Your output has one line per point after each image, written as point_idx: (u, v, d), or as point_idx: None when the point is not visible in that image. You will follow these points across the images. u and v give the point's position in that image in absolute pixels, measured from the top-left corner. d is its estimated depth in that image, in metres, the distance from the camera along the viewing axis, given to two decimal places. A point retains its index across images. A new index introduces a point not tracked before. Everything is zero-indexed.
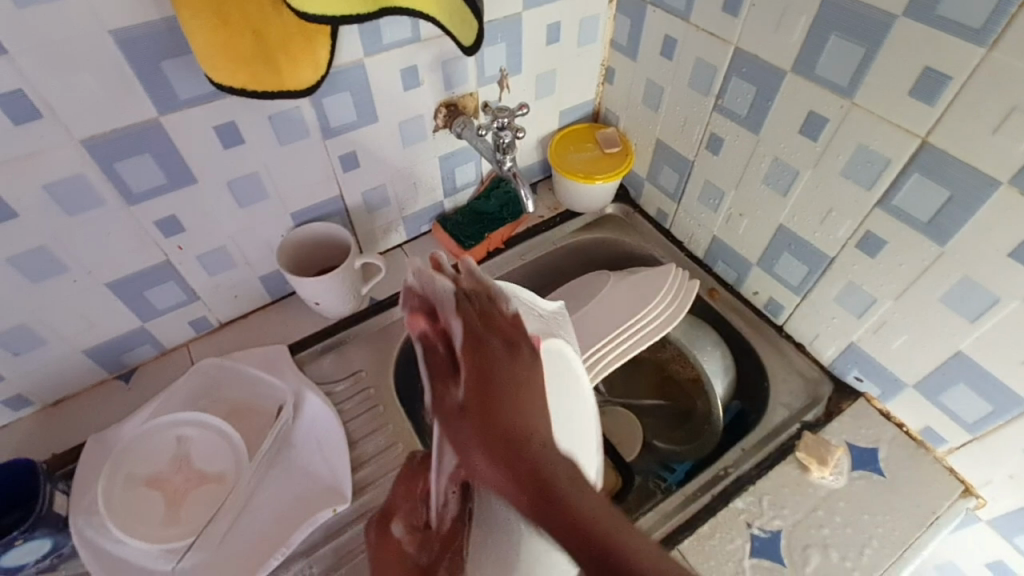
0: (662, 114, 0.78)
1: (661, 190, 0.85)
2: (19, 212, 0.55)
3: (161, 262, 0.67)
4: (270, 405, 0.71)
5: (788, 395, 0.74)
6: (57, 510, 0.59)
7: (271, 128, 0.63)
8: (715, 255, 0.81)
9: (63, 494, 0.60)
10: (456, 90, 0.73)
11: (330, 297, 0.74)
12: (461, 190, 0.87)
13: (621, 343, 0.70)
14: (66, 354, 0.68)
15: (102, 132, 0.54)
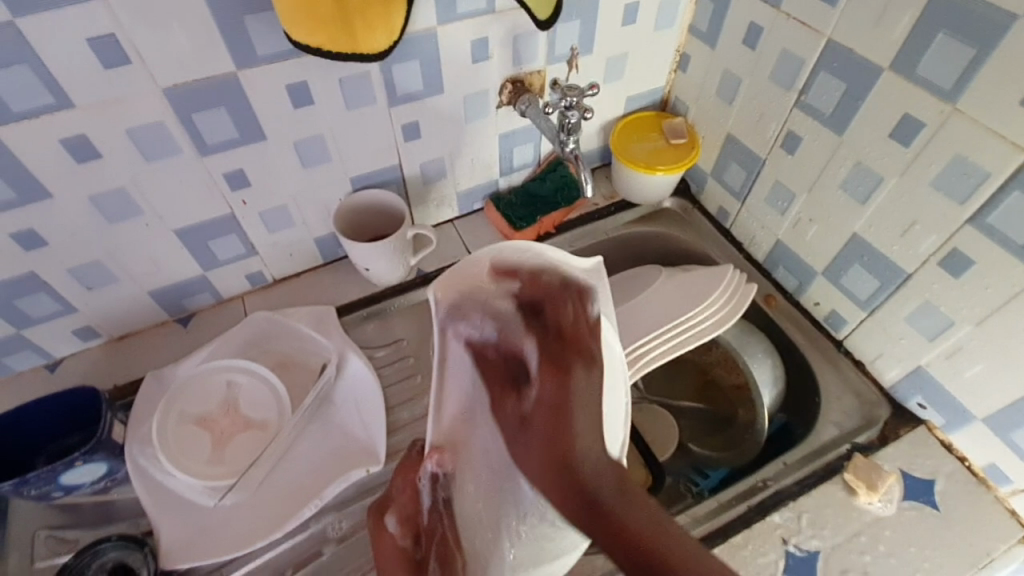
0: (736, 108, 0.75)
1: (725, 187, 0.81)
2: (103, 153, 0.58)
3: (226, 214, 0.69)
4: (316, 362, 0.73)
5: (839, 413, 0.70)
6: (115, 438, 0.63)
7: (341, 91, 0.64)
8: (776, 260, 0.78)
9: (121, 424, 0.64)
10: (524, 67, 0.72)
11: (380, 264, 0.75)
12: (518, 170, 0.85)
13: (671, 340, 0.67)
14: (133, 293, 0.72)
15: (183, 82, 0.56)
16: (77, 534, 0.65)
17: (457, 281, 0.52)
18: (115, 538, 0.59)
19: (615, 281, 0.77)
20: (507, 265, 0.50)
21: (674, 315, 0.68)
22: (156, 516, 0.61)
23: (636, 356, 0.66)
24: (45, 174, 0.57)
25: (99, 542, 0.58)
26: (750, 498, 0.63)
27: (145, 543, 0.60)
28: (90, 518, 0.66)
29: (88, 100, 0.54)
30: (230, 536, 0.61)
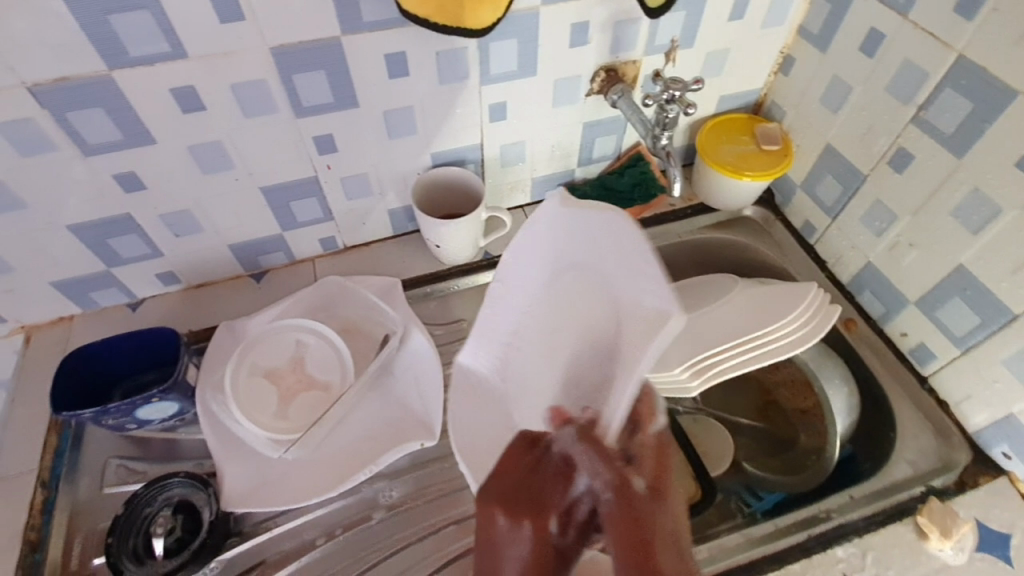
0: (841, 117, 0.70)
1: (816, 201, 0.77)
2: (207, 106, 0.60)
3: (310, 177, 0.71)
4: (380, 332, 0.74)
5: (915, 452, 0.66)
6: (189, 380, 0.66)
7: (437, 65, 0.64)
8: (862, 283, 0.73)
9: (194, 369, 0.67)
10: (621, 55, 0.69)
11: (451, 242, 0.75)
12: (597, 162, 0.83)
13: (745, 352, 0.65)
14: (215, 245, 0.75)
15: (290, 43, 0.57)
16: (143, 466, 0.68)
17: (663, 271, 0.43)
18: (183, 475, 0.62)
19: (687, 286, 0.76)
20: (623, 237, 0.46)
21: (749, 328, 0.66)
22: (221, 462, 0.63)
23: (710, 364, 0.65)
24: (152, 121, 0.59)
25: (168, 476, 0.61)
26: (811, 529, 0.60)
27: (210, 484, 0.62)
28: (156, 453, 0.69)
29: (200, 52, 0.55)
30: (290, 490, 0.63)
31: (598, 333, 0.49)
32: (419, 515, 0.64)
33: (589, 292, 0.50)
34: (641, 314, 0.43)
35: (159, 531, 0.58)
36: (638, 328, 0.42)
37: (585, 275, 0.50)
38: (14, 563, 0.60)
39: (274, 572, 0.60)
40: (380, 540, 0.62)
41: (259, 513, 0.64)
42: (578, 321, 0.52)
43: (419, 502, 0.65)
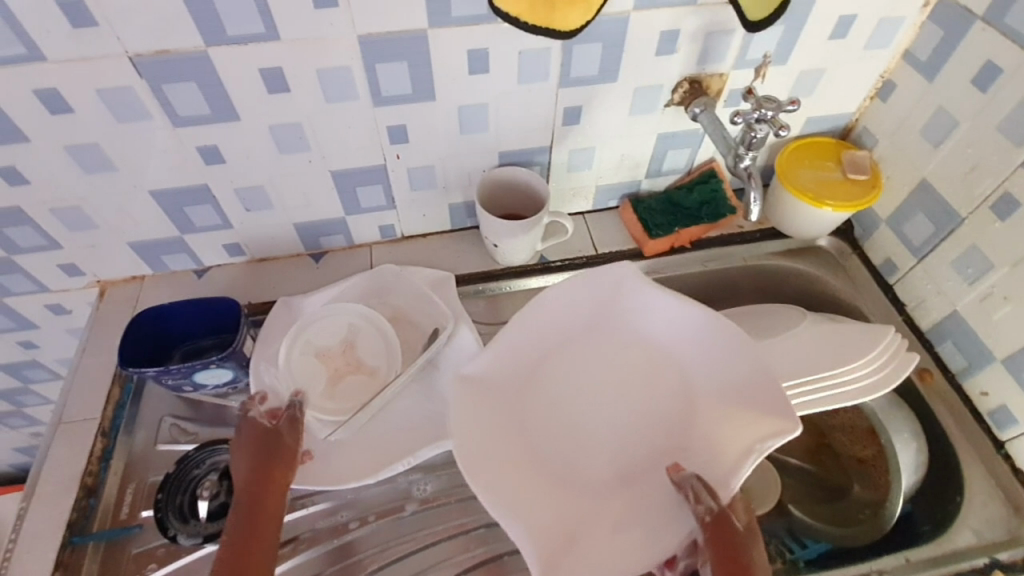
0: (942, 153, 0.65)
1: (901, 239, 0.72)
2: (292, 88, 0.61)
3: (379, 165, 0.71)
4: (427, 324, 0.73)
5: (981, 521, 0.60)
6: (244, 351, 0.67)
7: (518, 64, 0.63)
8: (944, 332, 0.68)
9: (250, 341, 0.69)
10: (707, 68, 0.67)
11: (509, 243, 0.74)
12: (666, 174, 0.80)
13: (808, 394, 0.61)
14: (281, 222, 0.76)
15: (378, 32, 0.57)
16: (194, 428, 0.71)
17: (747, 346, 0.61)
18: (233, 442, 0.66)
19: (748, 313, 0.72)
20: (715, 341, 0.64)
21: (815, 366, 0.62)
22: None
23: None
24: (239, 98, 0.61)
25: (219, 443, 0.66)
26: None
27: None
28: (206, 416, 0.71)
29: (292, 35, 0.56)
30: (329, 471, 0.64)
31: (658, 389, 0.67)
32: (450, 513, 0.64)
33: (653, 370, 0.67)
34: (715, 391, 0.64)
35: (205, 494, 0.63)
36: (711, 401, 0.63)
37: (652, 350, 0.68)
38: (70, 504, 0.64)
39: (307, 549, 0.62)
40: (410, 532, 0.63)
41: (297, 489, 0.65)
42: (624, 377, 0.68)
43: (452, 500, 0.65)
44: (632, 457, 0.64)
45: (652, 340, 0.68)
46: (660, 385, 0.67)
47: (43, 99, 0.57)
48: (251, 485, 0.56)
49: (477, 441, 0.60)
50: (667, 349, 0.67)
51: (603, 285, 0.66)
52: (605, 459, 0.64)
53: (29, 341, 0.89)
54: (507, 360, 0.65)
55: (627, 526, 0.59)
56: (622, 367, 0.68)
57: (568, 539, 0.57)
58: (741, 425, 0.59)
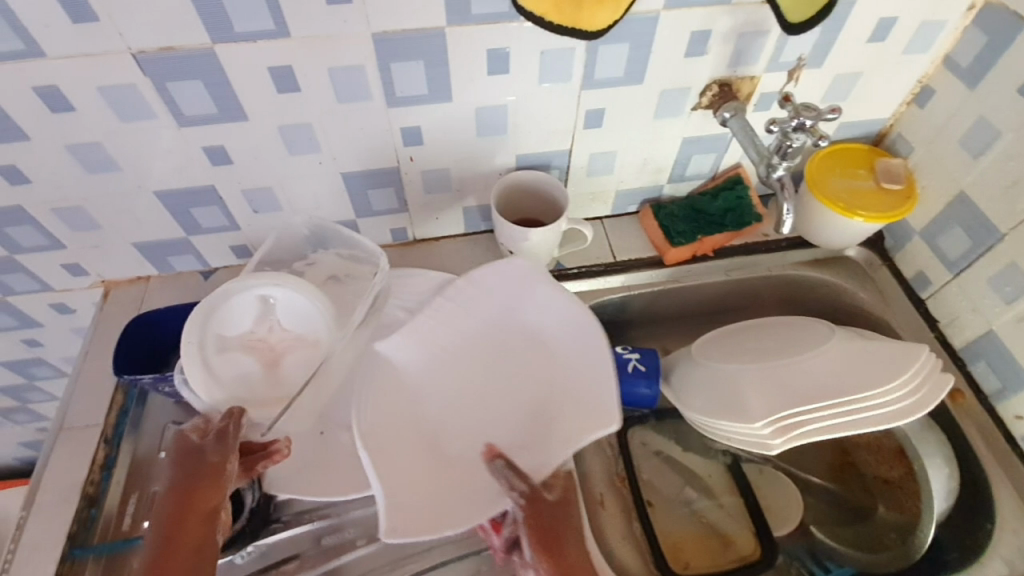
0: (984, 165, 0.62)
1: (936, 252, 0.68)
2: (302, 88, 0.58)
3: (392, 167, 0.69)
4: (366, 284, 0.69)
5: (1014, 551, 0.57)
6: None
7: (539, 64, 0.60)
8: (978, 352, 0.65)
9: None
10: (739, 70, 0.63)
11: (525, 250, 0.72)
12: (688, 180, 0.77)
13: (835, 416, 0.58)
14: (290, 224, 0.74)
15: (393, 29, 0.54)
16: None
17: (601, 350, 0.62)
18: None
19: (770, 325, 0.69)
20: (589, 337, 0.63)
21: (843, 387, 0.60)
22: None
23: (796, 423, 0.59)
24: (248, 97, 0.58)
25: None
26: None
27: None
28: None
29: (304, 34, 0.54)
30: (333, 485, 0.61)
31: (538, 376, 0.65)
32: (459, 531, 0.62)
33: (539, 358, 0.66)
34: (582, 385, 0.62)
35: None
36: (576, 398, 0.62)
37: (539, 342, 0.66)
38: (71, 514, 0.62)
39: (311, 567, 0.60)
40: (419, 550, 0.61)
41: (303, 503, 0.63)
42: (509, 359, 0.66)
43: None
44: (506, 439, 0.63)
45: (541, 330, 0.66)
46: (541, 373, 0.65)
47: (44, 97, 0.55)
48: (170, 518, 0.52)
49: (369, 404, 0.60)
50: (549, 342, 0.66)
51: (499, 279, 0.66)
52: (450, 424, 0.64)
53: (34, 340, 0.87)
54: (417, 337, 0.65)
55: (467, 491, 0.59)
56: (508, 360, 0.66)
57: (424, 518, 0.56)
58: (568, 425, 0.60)
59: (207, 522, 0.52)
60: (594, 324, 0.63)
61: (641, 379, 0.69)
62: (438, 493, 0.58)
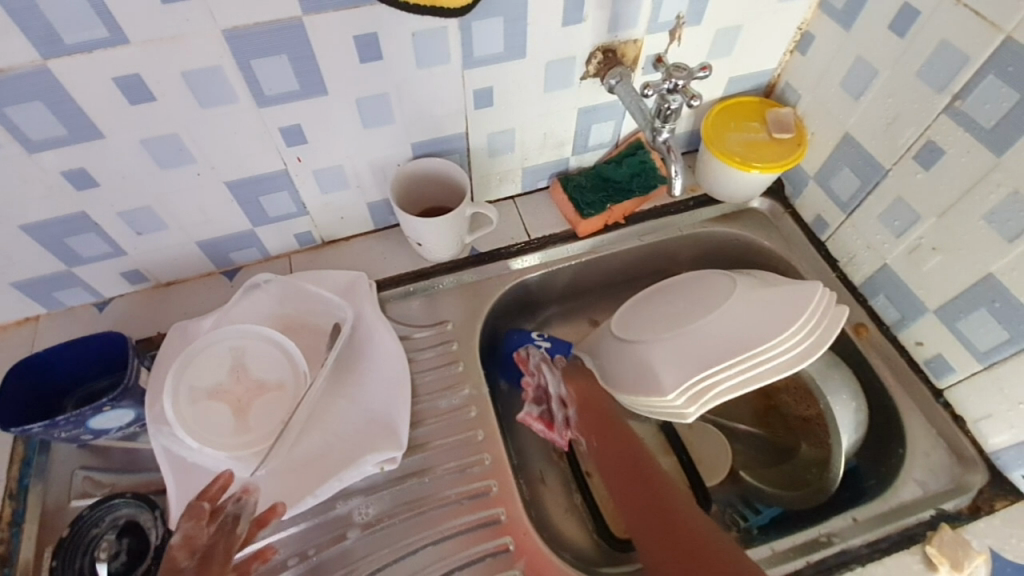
0: (863, 105, 0.63)
1: (830, 195, 0.70)
2: (158, 96, 0.54)
3: (279, 170, 0.65)
4: (327, 323, 0.70)
5: (925, 472, 0.60)
6: (141, 384, 0.62)
7: (413, 47, 0.57)
8: (876, 286, 0.67)
9: (145, 371, 0.64)
10: (620, 34, 0.62)
11: (433, 240, 0.70)
12: (592, 150, 0.77)
13: (743, 374, 0.60)
14: (182, 242, 0.70)
15: (245, 24, 0.50)
16: (110, 478, 0.65)
17: (396, 374, 0.67)
18: (131, 496, 0.60)
19: (684, 288, 0.71)
20: (395, 367, 0.67)
21: (749, 339, 0.61)
22: (179, 487, 0.59)
23: (707, 388, 0.61)
24: (99, 113, 0.54)
25: (113, 497, 0.59)
26: (810, 554, 0.56)
27: (157, 506, 0.60)
28: (120, 462, 0.66)
29: (145, 36, 0.49)
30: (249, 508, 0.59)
31: (353, 394, 0.66)
32: (395, 533, 0.61)
33: (356, 375, 0.67)
34: (387, 409, 0.66)
35: (103, 557, 0.56)
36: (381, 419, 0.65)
37: (358, 362, 0.68)
38: None
39: None
40: (355, 559, 0.60)
41: None
42: (333, 376, 0.67)
43: (396, 520, 0.61)
44: (325, 453, 0.63)
45: (360, 350, 0.69)
46: (357, 390, 0.67)
47: None
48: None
49: (193, 418, 0.59)
50: (364, 360, 0.68)
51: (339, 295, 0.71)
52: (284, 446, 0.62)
53: None
54: (241, 345, 0.64)
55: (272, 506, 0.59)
56: (334, 379, 0.67)
57: None
58: (371, 444, 0.63)
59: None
60: (401, 354, 0.68)
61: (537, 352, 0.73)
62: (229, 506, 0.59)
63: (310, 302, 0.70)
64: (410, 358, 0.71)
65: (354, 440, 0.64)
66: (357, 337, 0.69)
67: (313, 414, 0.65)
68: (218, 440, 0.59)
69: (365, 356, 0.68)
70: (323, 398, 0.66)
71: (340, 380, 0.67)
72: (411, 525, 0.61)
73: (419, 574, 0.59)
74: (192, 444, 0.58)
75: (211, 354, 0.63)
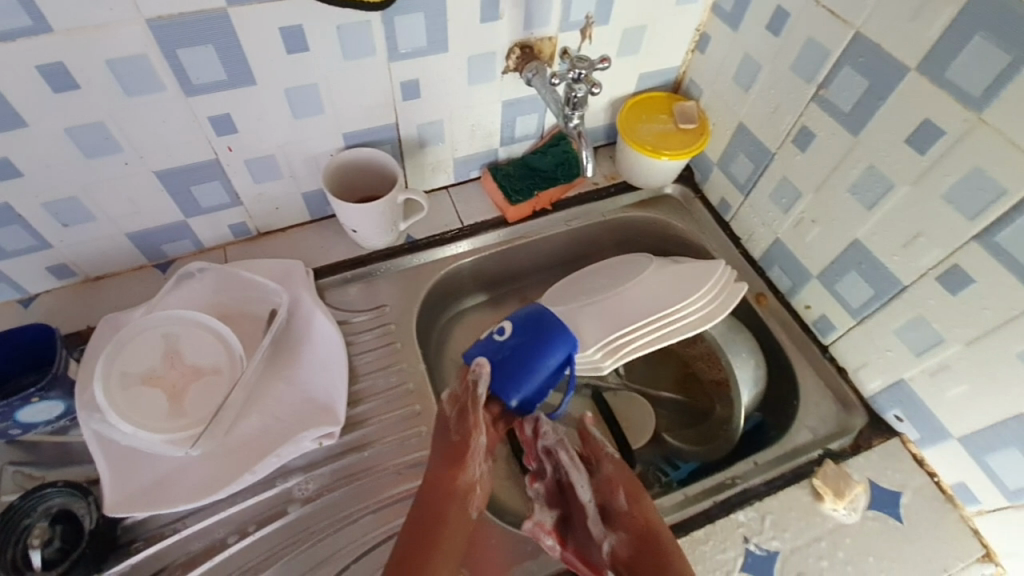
0: (752, 96, 0.71)
1: (730, 179, 0.78)
2: (82, 85, 0.55)
3: (210, 160, 0.66)
4: (263, 309, 0.71)
5: (816, 419, 0.68)
6: (70, 374, 0.62)
7: (338, 40, 0.60)
8: (772, 259, 0.75)
9: (74, 363, 0.64)
10: (535, 32, 0.68)
11: (368, 227, 0.73)
12: (519, 141, 0.82)
13: (652, 332, 0.68)
14: (111, 234, 0.70)
15: (168, 14, 0.52)
16: (38, 472, 0.64)
17: (332, 355, 0.69)
18: (62, 484, 0.59)
19: (606, 266, 0.77)
20: (332, 348, 0.69)
21: (659, 307, 0.68)
22: (111, 472, 0.59)
23: (620, 343, 0.68)
24: (19, 101, 0.54)
25: (44, 485, 0.57)
26: (717, 495, 0.62)
27: (91, 492, 0.59)
28: (50, 457, 0.64)
29: (67, 25, 0.50)
30: (185, 489, 0.60)
31: (290, 376, 0.68)
32: (336, 505, 0.63)
33: (293, 358, 0.69)
34: (324, 388, 0.67)
35: (35, 543, 0.55)
36: (319, 398, 0.67)
37: (295, 346, 0.70)
38: None
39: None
40: (297, 533, 0.61)
41: (163, 515, 0.61)
42: (270, 360, 0.69)
43: (336, 493, 0.63)
44: (263, 434, 0.64)
45: (297, 334, 0.70)
46: (294, 372, 0.68)
47: None
48: (439, 465, 0.56)
49: (125, 404, 0.59)
50: (302, 344, 0.70)
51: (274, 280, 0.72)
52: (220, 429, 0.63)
53: None
54: (174, 333, 0.64)
55: (210, 487, 0.60)
56: (271, 363, 0.69)
57: (149, 500, 0.59)
58: (309, 422, 0.65)
59: (460, 463, 0.56)
60: (337, 335, 0.70)
61: (551, 359, 0.63)
62: (164, 489, 0.60)
63: (246, 289, 0.72)
64: (348, 341, 0.74)
65: (292, 419, 0.65)
66: (294, 321, 0.71)
67: (251, 396, 0.66)
68: (151, 425, 0.59)
69: (302, 337, 0.70)
70: (260, 381, 0.67)
71: (277, 362, 0.69)
72: (351, 497, 0.63)
73: (359, 543, 0.61)
74: (125, 428, 0.58)
75: (145, 341, 0.63)
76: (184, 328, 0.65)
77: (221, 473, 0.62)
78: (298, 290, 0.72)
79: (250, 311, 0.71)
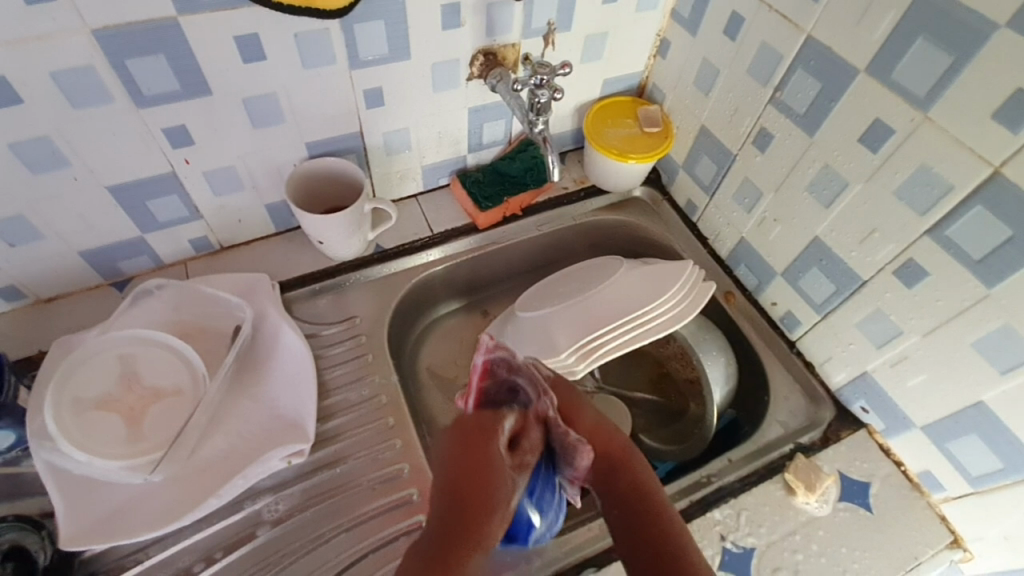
0: (712, 99, 0.72)
1: (696, 180, 0.79)
2: (25, 98, 0.52)
3: (166, 172, 0.64)
4: (227, 326, 0.69)
5: (787, 413, 0.70)
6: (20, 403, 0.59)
7: (296, 47, 0.59)
8: (739, 258, 0.77)
9: (24, 391, 0.60)
10: (497, 39, 0.68)
11: (335, 238, 0.71)
12: (487, 147, 0.82)
13: (624, 333, 0.68)
14: (61, 252, 0.66)
15: (115, 24, 0.50)
16: None
17: (299, 369, 0.67)
18: (12, 520, 0.56)
19: (578, 270, 0.77)
20: (300, 361, 0.68)
21: (631, 309, 0.68)
22: (65, 504, 0.56)
23: (592, 346, 0.68)
24: None
25: None
26: (693, 494, 0.63)
27: (43, 526, 0.57)
28: None
29: (7, 36, 0.48)
30: (146, 517, 0.57)
31: (257, 392, 0.66)
32: (309, 524, 0.61)
33: (259, 374, 0.67)
34: (292, 403, 0.66)
35: None
36: (288, 414, 0.65)
37: (261, 362, 0.68)
38: None
39: None
40: (268, 557, 0.59)
41: (125, 546, 0.58)
42: (234, 378, 0.67)
43: (307, 513, 0.62)
44: (229, 454, 0.62)
45: (263, 349, 0.68)
46: (261, 388, 0.66)
47: None
48: None
49: (80, 432, 0.57)
50: (267, 360, 0.68)
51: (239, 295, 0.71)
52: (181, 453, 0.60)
53: None
54: (131, 356, 0.62)
55: (172, 513, 0.58)
56: (236, 381, 0.66)
57: (105, 532, 0.56)
58: (278, 439, 0.63)
59: None
60: (304, 349, 0.68)
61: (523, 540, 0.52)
62: (123, 519, 0.57)
63: (208, 305, 0.69)
64: (318, 355, 0.72)
65: (259, 437, 0.63)
66: (259, 336, 0.69)
67: (216, 416, 0.64)
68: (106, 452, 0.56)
69: (268, 352, 0.68)
70: (226, 400, 0.65)
71: (242, 379, 0.67)
72: (323, 516, 0.62)
73: (332, 564, 0.59)
74: (79, 457, 0.56)
75: (101, 366, 0.60)
76: (142, 349, 0.62)
77: (184, 498, 0.59)
78: (262, 304, 0.70)
79: (211, 329, 0.69)
